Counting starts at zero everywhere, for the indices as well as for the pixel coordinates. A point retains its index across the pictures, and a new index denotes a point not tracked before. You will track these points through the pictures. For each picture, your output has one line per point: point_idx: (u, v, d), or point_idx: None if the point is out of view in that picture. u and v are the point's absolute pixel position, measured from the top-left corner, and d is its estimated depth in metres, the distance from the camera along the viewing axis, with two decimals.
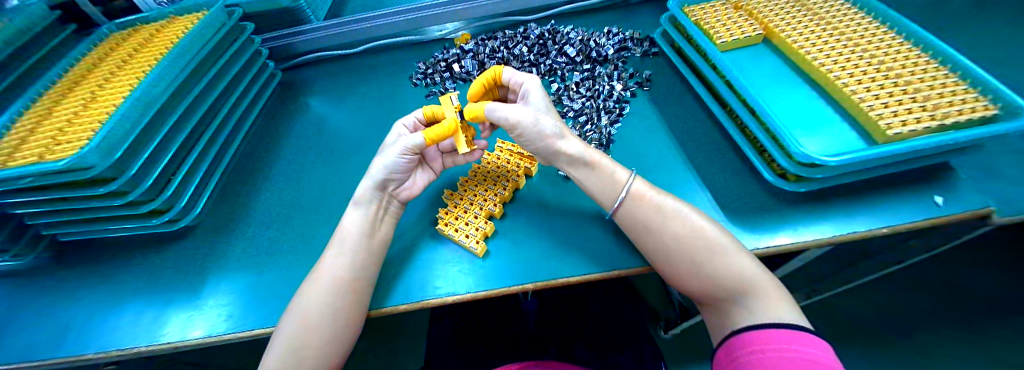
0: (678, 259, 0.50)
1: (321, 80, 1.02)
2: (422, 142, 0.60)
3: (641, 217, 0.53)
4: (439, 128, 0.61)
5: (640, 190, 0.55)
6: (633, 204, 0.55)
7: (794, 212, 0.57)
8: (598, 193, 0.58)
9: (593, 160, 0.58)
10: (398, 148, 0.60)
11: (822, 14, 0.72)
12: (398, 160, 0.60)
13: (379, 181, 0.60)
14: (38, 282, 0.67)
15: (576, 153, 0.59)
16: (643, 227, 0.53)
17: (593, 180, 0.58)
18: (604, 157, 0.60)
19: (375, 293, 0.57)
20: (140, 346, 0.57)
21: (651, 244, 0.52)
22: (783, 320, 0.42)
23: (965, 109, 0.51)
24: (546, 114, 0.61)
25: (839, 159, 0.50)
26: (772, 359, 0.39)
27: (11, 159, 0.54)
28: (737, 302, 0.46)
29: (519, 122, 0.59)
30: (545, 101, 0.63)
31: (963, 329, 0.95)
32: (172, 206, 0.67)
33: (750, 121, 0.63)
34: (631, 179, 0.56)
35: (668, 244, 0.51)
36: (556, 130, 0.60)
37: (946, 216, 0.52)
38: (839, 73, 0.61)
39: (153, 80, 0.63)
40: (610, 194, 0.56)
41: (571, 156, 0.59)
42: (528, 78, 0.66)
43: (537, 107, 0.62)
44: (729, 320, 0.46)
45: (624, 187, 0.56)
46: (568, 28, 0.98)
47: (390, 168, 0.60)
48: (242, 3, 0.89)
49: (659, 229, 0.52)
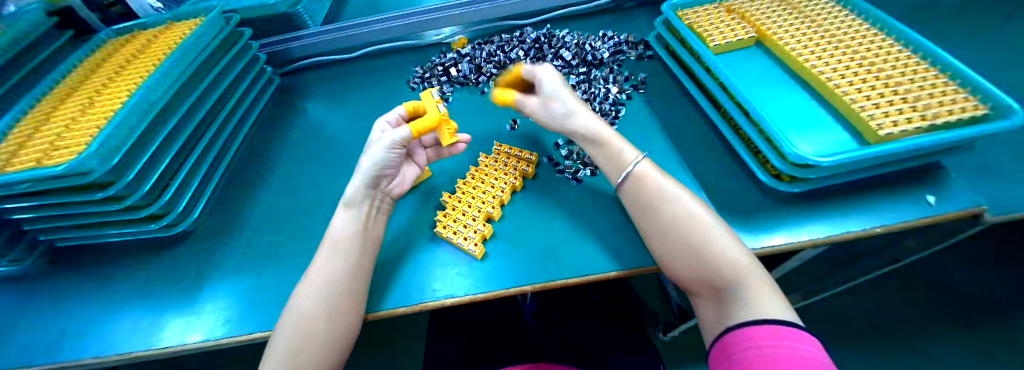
0: (675, 244, 0.50)
1: (319, 85, 1.02)
2: (409, 135, 0.63)
3: (642, 197, 0.55)
4: (423, 122, 0.65)
5: (645, 170, 0.56)
6: (636, 181, 0.56)
7: (789, 213, 0.57)
8: (605, 167, 0.61)
9: (605, 136, 0.62)
10: (386, 143, 0.61)
11: (813, 17, 0.73)
12: (387, 155, 0.61)
13: (370, 178, 0.61)
14: (33, 287, 0.66)
15: (588, 132, 0.63)
16: (643, 206, 0.54)
17: (601, 157, 0.62)
18: (616, 137, 0.62)
19: (373, 297, 0.57)
20: (136, 351, 0.56)
21: (650, 225, 0.53)
22: (775, 317, 0.41)
23: (954, 110, 0.52)
24: (563, 95, 0.66)
25: (832, 160, 0.51)
26: (767, 356, 0.38)
27: (8, 165, 0.54)
28: (726, 292, 0.46)
29: (536, 114, 0.70)
30: (563, 86, 0.68)
31: (957, 326, 0.96)
32: (171, 210, 0.67)
33: (744, 123, 0.63)
34: (637, 159, 0.58)
35: (665, 226, 0.51)
36: (570, 107, 0.65)
37: (939, 215, 0.52)
38: (831, 75, 0.62)
39: (153, 85, 0.63)
40: (617, 168, 0.59)
41: (582, 134, 0.64)
42: (548, 70, 0.70)
43: (550, 92, 0.67)
44: (724, 315, 0.45)
45: (632, 163, 0.57)
46: (564, 31, 0.99)
47: (380, 163, 0.61)
48: (240, 9, 0.90)
49: (659, 210, 0.52)
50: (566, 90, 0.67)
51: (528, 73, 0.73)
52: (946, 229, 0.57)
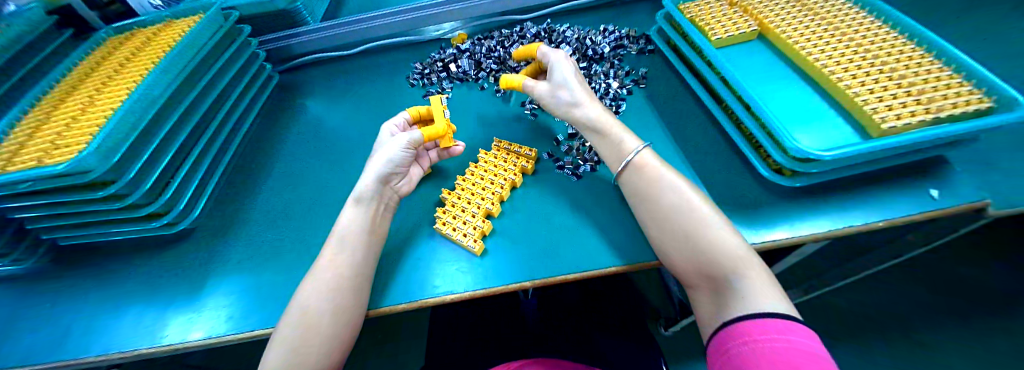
0: (667, 234, 0.51)
1: (318, 82, 1.02)
2: (420, 137, 0.66)
3: (639, 186, 0.55)
4: (432, 129, 0.68)
5: (645, 159, 0.57)
6: (636, 170, 0.57)
7: (791, 208, 0.57)
8: (607, 159, 0.62)
9: (606, 128, 0.62)
10: (400, 142, 0.64)
11: (818, 10, 0.72)
12: (401, 153, 0.63)
13: (384, 174, 0.62)
14: (39, 285, 0.67)
15: (592, 121, 0.64)
16: (638, 197, 0.55)
17: (604, 147, 0.63)
18: (620, 128, 0.62)
19: (374, 293, 0.57)
20: (141, 348, 0.57)
21: (648, 213, 0.53)
22: (766, 309, 0.41)
23: (959, 102, 0.52)
24: (572, 84, 0.67)
25: (834, 154, 0.50)
26: (764, 351, 0.37)
27: (9, 164, 0.54)
28: (718, 283, 0.45)
29: (542, 97, 0.71)
30: (575, 75, 0.68)
31: (964, 323, 0.94)
32: (172, 209, 0.67)
33: (746, 117, 0.63)
34: (639, 149, 0.58)
35: (657, 216, 0.52)
36: (578, 95, 0.66)
37: (942, 209, 0.52)
38: (834, 68, 0.61)
39: (151, 83, 0.63)
40: (616, 159, 0.60)
41: (585, 124, 0.65)
42: (563, 56, 0.71)
43: (560, 79, 0.68)
44: (722, 305, 0.44)
45: (632, 153, 0.58)
46: (564, 26, 0.98)
47: (394, 161, 0.63)
48: (239, 6, 0.90)
49: (652, 200, 0.53)
50: (576, 79, 0.68)
51: (543, 59, 0.74)
52: (951, 224, 0.56)
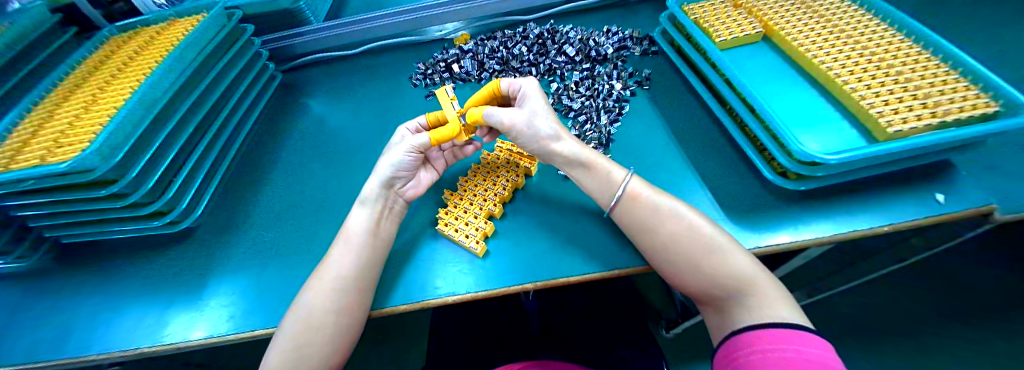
0: (676, 259, 0.50)
1: (321, 81, 1.02)
2: (426, 142, 0.64)
3: (637, 217, 0.53)
4: (444, 130, 0.65)
5: (636, 190, 0.55)
6: (630, 203, 0.55)
7: (795, 211, 0.57)
8: (592, 192, 0.59)
9: (589, 160, 0.59)
10: (405, 146, 0.63)
11: (822, 12, 0.72)
12: (405, 158, 0.63)
13: (386, 178, 0.62)
14: (41, 283, 0.67)
15: (575, 154, 0.60)
16: (639, 226, 0.53)
17: (590, 180, 0.59)
18: (602, 158, 0.60)
19: (377, 293, 0.57)
20: (142, 347, 0.57)
21: (648, 244, 0.52)
22: (777, 320, 0.41)
23: (965, 107, 0.51)
24: (543, 117, 0.62)
25: (839, 158, 0.50)
26: (774, 359, 0.38)
27: (11, 163, 0.54)
28: (736, 301, 0.45)
29: (514, 125, 0.62)
30: (545, 105, 0.63)
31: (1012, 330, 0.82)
32: (174, 208, 0.67)
33: (750, 120, 0.63)
34: (627, 179, 0.56)
35: (664, 245, 0.50)
36: (551, 131, 0.61)
37: (948, 214, 0.52)
38: (840, 71, 0.61)
39: (154, 82, 0.63)
40: (604, 192, 0.57)
41: (567, 158, 0.60)
42: (533, 87, 0.65)
43: (536, 111, 0.62)
44: (735, 322, 0.44)
45: (621, 186, 0.56)
46: (567, 27, 0.98)
47: (398, 166, 0.63)
48: (243, 5, 0.90)
49: (656, 228, 0.51)
50: (549, 110, 0.63)
51: (513, 89, 0.68)
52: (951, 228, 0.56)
